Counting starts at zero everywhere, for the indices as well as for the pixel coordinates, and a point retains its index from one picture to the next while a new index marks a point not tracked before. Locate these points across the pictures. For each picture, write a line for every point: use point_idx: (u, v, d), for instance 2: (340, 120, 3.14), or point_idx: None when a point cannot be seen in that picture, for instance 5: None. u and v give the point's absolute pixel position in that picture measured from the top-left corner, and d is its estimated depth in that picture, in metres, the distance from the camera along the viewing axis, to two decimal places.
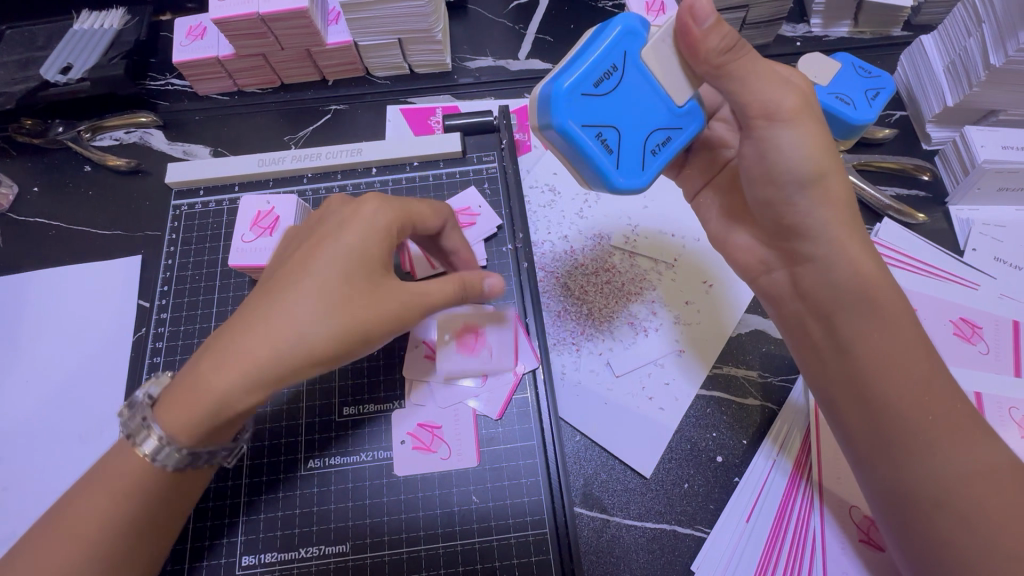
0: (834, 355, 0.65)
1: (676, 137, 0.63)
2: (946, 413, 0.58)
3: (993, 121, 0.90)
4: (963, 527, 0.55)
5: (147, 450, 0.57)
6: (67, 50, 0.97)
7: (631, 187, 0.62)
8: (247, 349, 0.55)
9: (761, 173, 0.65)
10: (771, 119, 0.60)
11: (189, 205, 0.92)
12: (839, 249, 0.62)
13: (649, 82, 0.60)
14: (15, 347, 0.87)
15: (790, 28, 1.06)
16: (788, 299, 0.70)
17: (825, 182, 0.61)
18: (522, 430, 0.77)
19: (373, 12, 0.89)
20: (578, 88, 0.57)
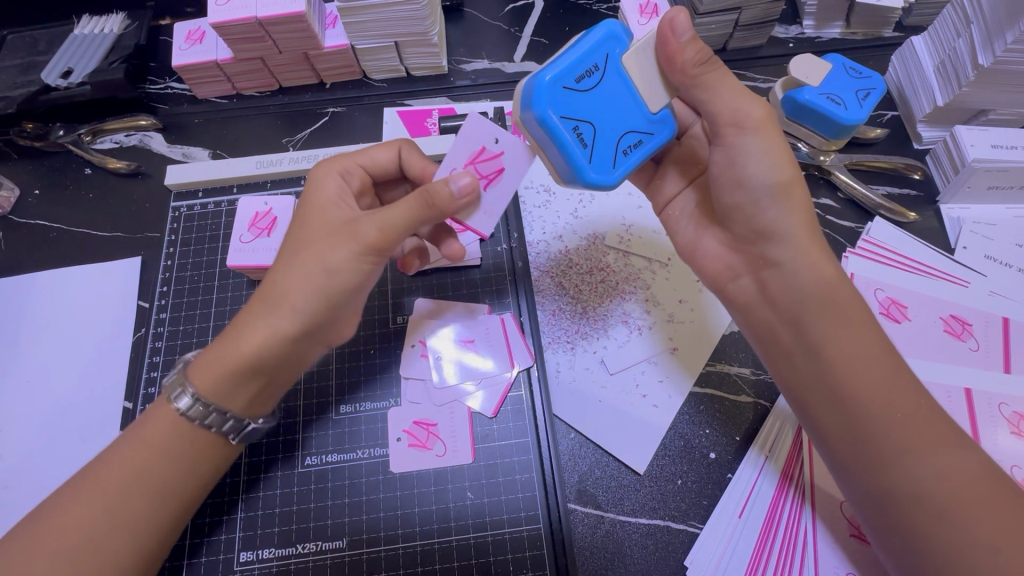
0: (805, 358, 0.65)
1: (648, 142, 0.63)
2: (913, 410, 0.59)
3: (983, 120, 0.91)
4: (944, 524, 0.55)
5: (179, 405, 0.62)
6: (67, 54, 0.99)
7: (602, 183, 0.62)
8: (264, 307, 0.61)
9: (728, 178, 0.66)
10: (740, 127, 0.63)
11: (188, 206, 0.94)
12: (806, 255, 0.64)
13: (627, 86, 0.61)
14: (16, 347, 0.88)
15: (783, 29, 1.07)
16: (756, 307, 0.70)
17: (791, 191, 0.64)
18: (517, 427, 0.78)
19: (369, 16, 0.90)
20: (559, 81, 0.58)
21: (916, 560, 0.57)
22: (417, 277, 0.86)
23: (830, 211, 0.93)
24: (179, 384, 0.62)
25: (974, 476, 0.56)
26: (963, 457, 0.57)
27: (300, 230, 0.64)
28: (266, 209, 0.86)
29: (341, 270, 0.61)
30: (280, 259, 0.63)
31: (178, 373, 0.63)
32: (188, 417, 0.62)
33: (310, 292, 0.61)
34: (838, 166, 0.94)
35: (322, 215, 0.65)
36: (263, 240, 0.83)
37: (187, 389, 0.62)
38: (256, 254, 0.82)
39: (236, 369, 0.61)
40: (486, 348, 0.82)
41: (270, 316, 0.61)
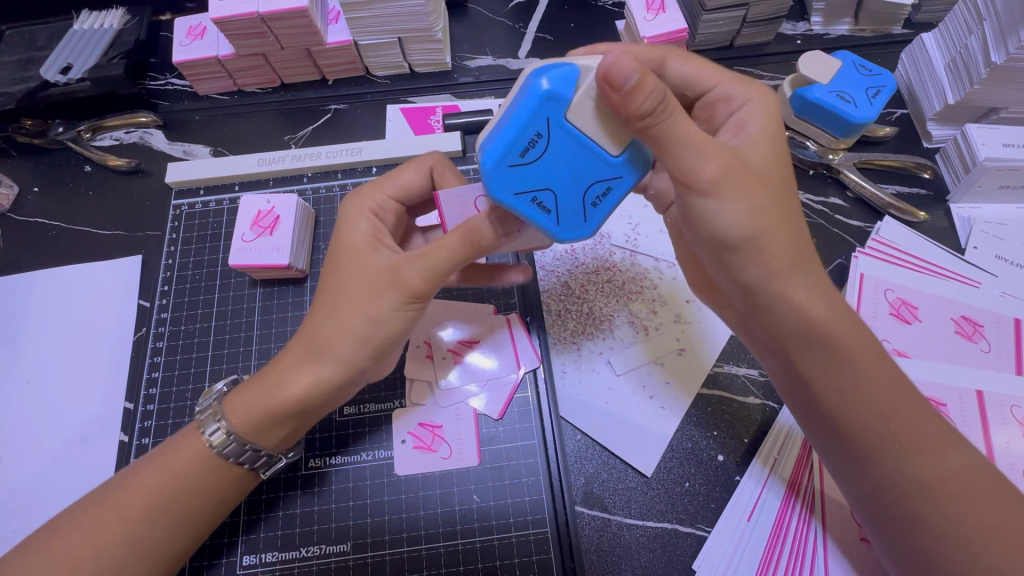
0: (799, 385, 0.63)
1: (618, 186, 0.58)
2: (915, 428, 0.59)
3: (993, 119, 0.90)
4: (949, 543, 0.56)
5: (214, 440, 0.64)
6: (67, 50, 0.97)
7: (575, 237, 0.60)
8: (308, 354, 0.63)
9: (700, 237, 0.60)
10: (694, 190, 0.56)
11: (189, 204, 0.92)
12: (785, 304, 0.59)
13: (579, 139, 0.55)
14: (15, 348, 0.87)
15: (791, 26, 1.06)
16: (748, 332, 0.69)
17: (760, 247, 0.57)
18: (522, 429, 0.77)
19: (373, 11, 0.89)
20: (502, 160, 0.54)
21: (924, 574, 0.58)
22: None
23: (838, 210, 0.92)
24: (215, 418, 0.64)
25: (980, 488, 0.57)
26: (968, 468, 0.58)
27: (337, 276, 0.65)
28: (269, 207, 0.84)
29: (385, 321, 0.62)
30: (316, 307, 0.65)
31: (215, 406, 0.65)
32: (222, 454, 0.64)
33: (354, 342, 0.62)
34: (847, 164, 0.93)
35: (363, 255, 0.66)
36: (266, 238, 0.82)
37: (223, 424, 0.64)
38: (259, 255, 0.81)
39: (276, 412, 0.63)
40: (490, 348, 0.81)
41: (313, 364, 0.63)
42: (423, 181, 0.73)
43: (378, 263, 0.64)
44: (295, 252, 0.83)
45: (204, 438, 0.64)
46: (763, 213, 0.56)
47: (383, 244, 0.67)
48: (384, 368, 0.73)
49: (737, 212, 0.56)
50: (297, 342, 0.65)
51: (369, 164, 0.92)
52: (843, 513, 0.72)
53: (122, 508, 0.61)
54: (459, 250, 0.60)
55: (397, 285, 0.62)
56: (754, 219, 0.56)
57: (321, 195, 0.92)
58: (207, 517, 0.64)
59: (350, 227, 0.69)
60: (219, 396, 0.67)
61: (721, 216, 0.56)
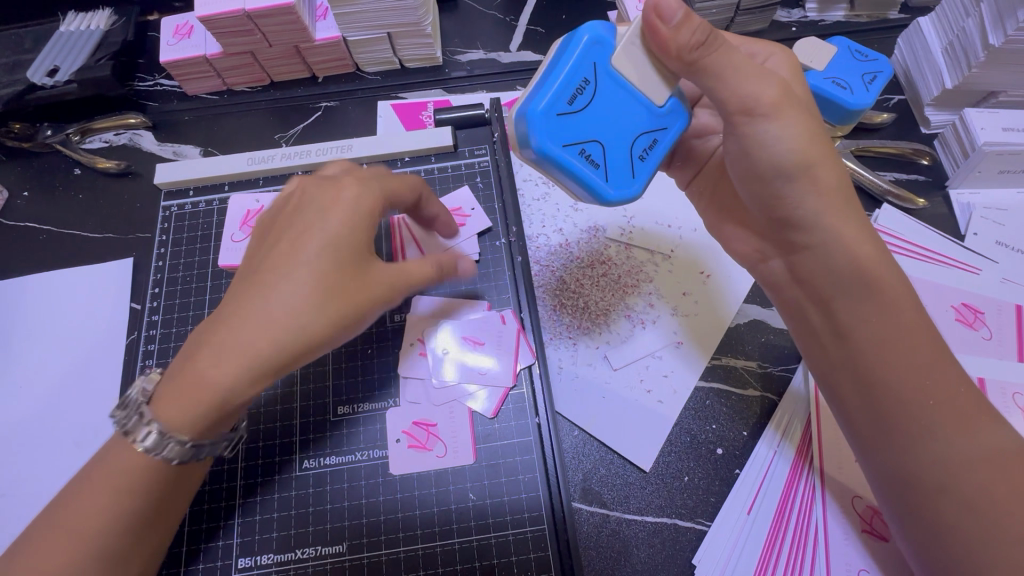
0: (835, 340, 0.63)
1: (662, 138, 0.61)
2: (949, 399, 0.57)
3: (992, 103, 0.89)
4: (966, 513, 0.55)
5: (152, 447, 0.57)
6: (54, 52, 0.96)
7: (625, 197, 0.60)
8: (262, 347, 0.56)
9: (746, 167, 0.63)
10: (750, 114, 0.59)
11: (179, 205, 0.91)
12: (839, 236, 0.60)
13: (624, 88, 0.58)
14: (8, 353, 0.86)
15: (785, 13, 1.04)
16: (786, 285, 0.69)
17: (814, 173, 0.60)
18: (519, 426, 0.76)
19: (361, 7, 0.88)
20: (552, 109, 0.56)
21: (933, 545, 0.57)
22: None
23: None
24: (144, 422, 0.57)
25: (1006, 471, 0.55)
26: (995, 445, 0.56)
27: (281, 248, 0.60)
28: None
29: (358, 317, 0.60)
30: (261, 274, 0.59)
31: (143, 413, 0.57)
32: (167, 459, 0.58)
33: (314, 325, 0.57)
34: (845, 151, 0.91)
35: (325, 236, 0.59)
36: None
37: (154, 429, 0.57)
38: None
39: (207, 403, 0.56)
40: (489, 348, 0.79)
41: (248, 348, 0.56)
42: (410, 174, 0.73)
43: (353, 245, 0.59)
44: None
45: (141, 446, 0.57)
46: (817, 139, 0.59)
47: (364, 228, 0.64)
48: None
49: (791, 135, 0.58)
50: (242, 324, 0.56)
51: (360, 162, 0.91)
52: (842, 505, 0.72)
53: None
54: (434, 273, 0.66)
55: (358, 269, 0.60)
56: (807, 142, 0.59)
57: None
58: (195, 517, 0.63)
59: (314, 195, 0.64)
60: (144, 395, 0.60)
61: (776, 141, 0.59)
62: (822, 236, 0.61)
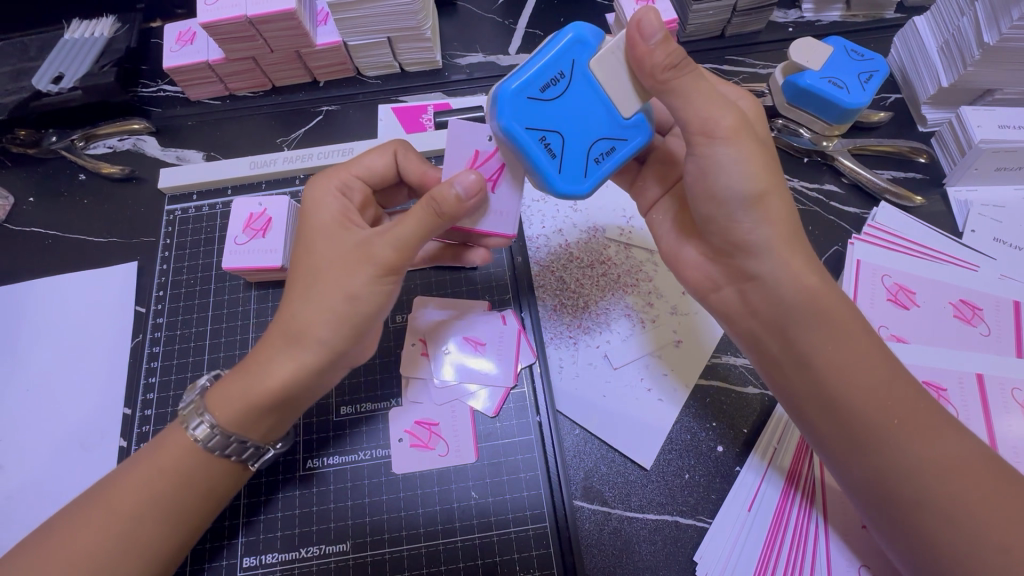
0: (797, 370, 0.62)
1: (620, 148, 0.61)
2: (913, 416, 0.57)
3: (988, 100, 0.89)
4: (951, 525, 0.54)
5: (198, 435, 0.62)
6: (59, 60, 0.98)
7: (574, 192, 0.62)
8: (286, 341, 0.62)
9: (702, 191, 0.63)
10: (710, 137, 0.60)
11: (182, 209, 0.93)
12: (786, 267, 0.61)
13: (595, 92, 0.59)
14: (14, 357, 0.87)
15: (782, 14, 1.05)
16: (738, 317, 0.68)
17: (767, 203, 0.60)
18: (520, 425, 0.77)
19: (362, 11, 0.89)
20: (523, 91, 0.57)
21: (926, 560, 0.56)
22: (410, 276, 0.85)
23: (834, 196, 0.92)
24: (198, 413, 0.62)
25: (981, 479, 0.54)
26: (967, 452, 0.56)
27: (312, 258, 0.64)
28: (261, 209, 0.85)
29: (361, 296, 0.62)
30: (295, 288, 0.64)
31: (197, 401, 0.63)
32: (208, 447, 0.62)
33: (335, 323, 0.62)
34: (842, 151, 0.92)
35: (337, 237, 0.65)
36: (258, 241, 0.83)
37: (206, 419, 0.62)
38: (249, 254, 0.82)
39: (265, 403, 0.62)
40: (493, 352, 0.80)
41: (304, 352, 0.61)
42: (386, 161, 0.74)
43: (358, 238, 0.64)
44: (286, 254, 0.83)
45: (187, 433, 0.63)
46: (770, 167, 0.60)
47: (354, 225, 0.66)
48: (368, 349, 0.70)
49: (745, 162, 0.59)
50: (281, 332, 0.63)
51: None
52: (843, 502, 0.72)
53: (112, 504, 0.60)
54: (429, 225, 0.61)
55: (370, 260, 0.62)
56: (762, 172, 0.60)
57: None
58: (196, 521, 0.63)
59: (319, 206, 0.68)
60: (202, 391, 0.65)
61: (732, 167, 0.60)
62: (773, 266, 0.61)
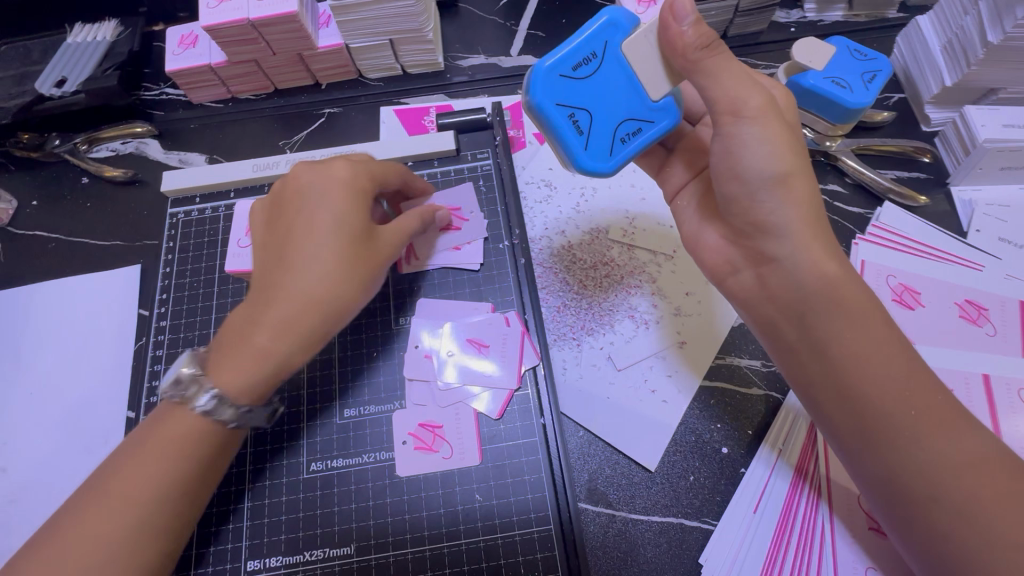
0: (812, 358, 0.62)
1: (647, 130, 0.63)
2: (929, 408, 0.56)
3: (992, 99, 0.89)
4: (962, 521, 0.53)
5: (203, 406, 0.61)
6: (62, 63, 0.98)
7: (597, 171, 0.64)
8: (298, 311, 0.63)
9: (726, 170, 0.63)
10: (737, 115, 0.60)
11: (185, 212, 0.92)
12: (804, 248, 0.61)
13: (626, 73, 0.62)
14: (18, 360, 0.87)
15: (784, 14, 1.05)
16: (755, 304, 0.67)
17: (792, 183, 0.60)
18: (524, 426, 0.77)
19: (364, 14, 0.89)
20: (556, 69, 0.61)
21: (936, 556, 0.55)
22: (412, 277, 0.85)
23: (838, 197, 0.91)
24: (196, 381, 0.62)
25: (994, 476, 0.54)
26: (981, 450, 0.55)
27: (312, 224, 0.66)
28: None
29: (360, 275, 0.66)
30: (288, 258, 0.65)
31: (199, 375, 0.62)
32: (215, 417, 0.61)
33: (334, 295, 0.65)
34: (845, 151, 0.92)
35: (325, 215, 0.66)
36: None
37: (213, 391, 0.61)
38: None
39: (262, 370, 0.62)
40: (497, 354, 0.79)
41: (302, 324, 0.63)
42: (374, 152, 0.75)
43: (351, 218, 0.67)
44: None
45: (195, 407, 0.61)
46: (798, 149, 0.61)
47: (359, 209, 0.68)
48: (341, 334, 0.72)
49: (768, 142, 0.59)
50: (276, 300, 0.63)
51: None
52: (849, 505, 0.71)
53: None
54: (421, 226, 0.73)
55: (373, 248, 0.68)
56: (786, 155, 0.60)
57: None
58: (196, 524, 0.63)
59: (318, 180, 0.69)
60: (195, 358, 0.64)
61: (755, 144, 0.60)
62: (791, 246, 0.61)
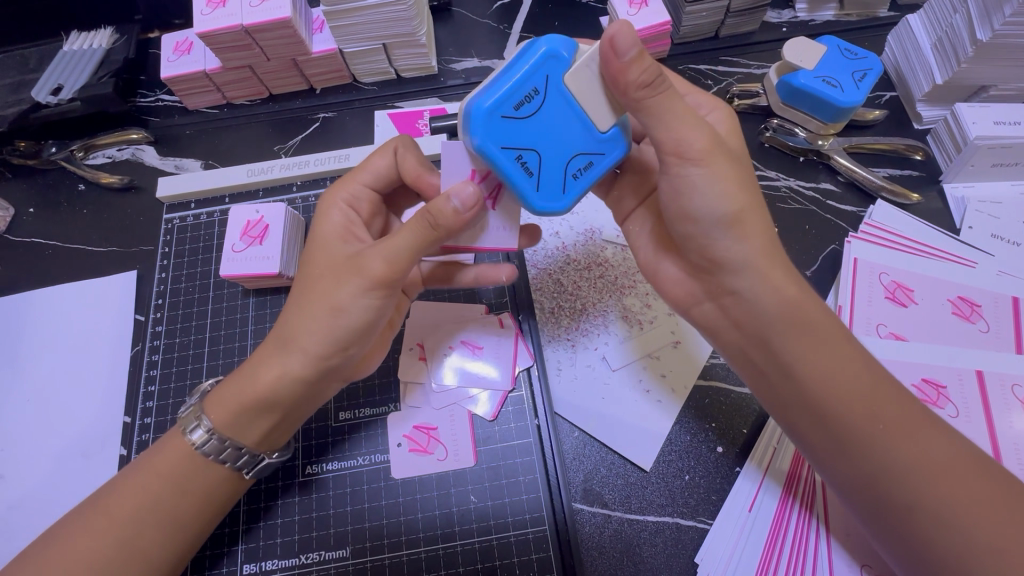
0: (782, 379, 0.62)
1: (598, 163, 0.60)
2: (898, 420, 0.57)
3: (984, 97, 0.89)
4: (945, 529, 0.53)
5: (194, 439, 0.63)
6: (57, 71, 0.99)
7: (550, 211, 0.61)
8: (277, 347, 0.63)
9: (679, 210, 0.62)
10: (682, 158, 0.59)
11: (181, 217, 0.94)
12: (764, 284, 0.60)
13: (569, 108, 0.58)
14: (15, 366, 0.88)
15: (776, 14, 1.05)
16: (724, 332, 0.67)
17: (745, 221, 0.59)
18: (519, 428, 0.77)
19: (357, 19, 0.89)
20: (496, 109, 0.55)
21: (922, 563, 0.55)
22: None
23: (831, 195, 0.92)
24: (195, 416, 0.64)
25: (970, 478, 0.54)
26: (953, 454, 0.55)
27: (308, 265, 0.66)
28: (258, 217, 0.85)
29: (347, 308, 0.62)
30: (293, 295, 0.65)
31: (195, 405, 0.65)
32: (203, 452, 0.63)
33: (320, 333, 0.62)
34: (838, 149, 0.92)
35: (328, 246, 0.67)
36: (256, 248, 0.84)
37: (203, 423, 0.63)
38: (248, 264, 0.83)
39: (254, 407, 0.63)
40: (492, 356, 0.80)
41: (288, 360, 0.62)
42: (387, 162, 0.73)
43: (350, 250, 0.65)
44: (285, 260, 0.85)
45: (186, 437, 0.64)
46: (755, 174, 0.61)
47: (355, 235, 0.68)
48: (363, 362, 0.72)
49: (718, 183, 0.58)
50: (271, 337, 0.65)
51: None
52: (844, 504, 0.71)
53: (111, 511, 0.61)
54: (428, 237, 0.59)
55: (362, 270, 0.61)
56: (739, 194, 0.59)
57: (310, 203, 0.94)
58: (191, 531, 0.64)
59: (323, 215, 0.69)
60: (202, 396, 0.67)
61: (703, 189, 0.59)
62: (752, 280, 0.61)
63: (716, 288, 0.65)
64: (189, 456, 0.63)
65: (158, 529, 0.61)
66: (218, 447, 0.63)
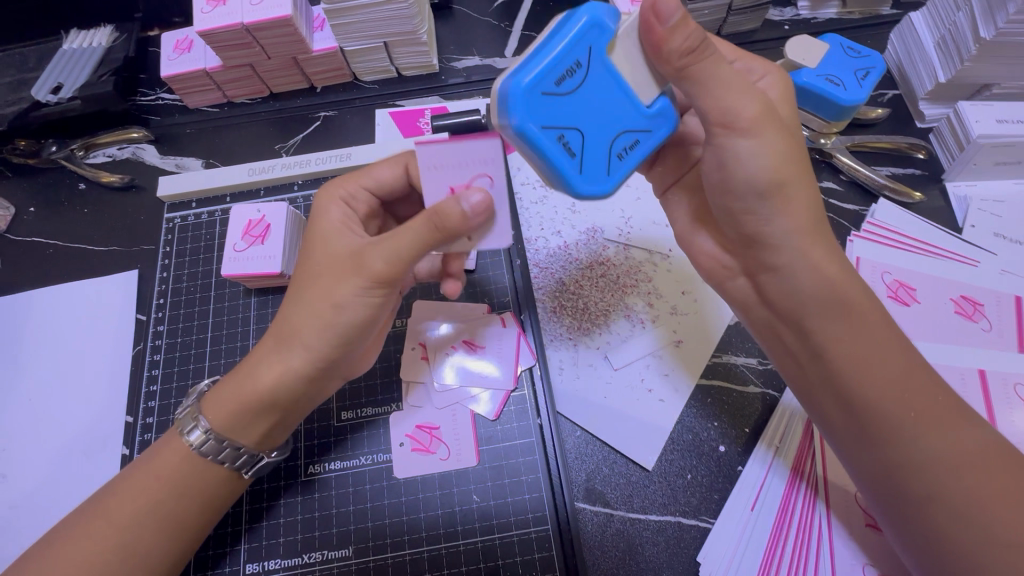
0: (811, 361, 0.63)
1: (646, 140, 0.56)
2: (928, 406, 0.57)
3: (987, 95, 0.89)
4: (961, 520, 0.54)
5: (191, 439, 0.63)
6: (57, 70, 0.98)
7: (593, 194, 0.55)
8: (277, 342, 0.63)
9: (720, 180, 0.62)
10: (728, 127, 0.58)
11: (181, 216, 0.94)
12: (805, 253, 0.60)
13: (614, 82, 0.53)
14: (17, 366, 0.87)
15: (777, 12, 1.05)
16: (755, 307, 0.68)
17: (787, 192, 0.59)
18: (521, 427, 0.77)
19: (358, 17, 0.89)
20: (538, 85, 0.49)
21: (935, 554, 0.56)
22: None
23: (833, 193, 0.92)
24: (192, 418, 0.64)
25: (991, 472, 0.54)
26: (977, 447, 0.55)
27: (310, 260, 0.65)
28: (259, 216, 0.85)
29: (347, 307, 0.62)
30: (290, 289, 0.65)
31: (193, 407, 0.65)
32: (202, 452, 0.63)
33: (321, 329, 0.62)
34: (840, 148, 0.92)
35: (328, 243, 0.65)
36: (257, 248, 0.84)
37: (201, 424, 0.63)
38: (250, 264, 0.82)
39: (252, 403, 0.63)
40: (494, 355, 0.80)
41: (288, 356, 0.63)
42: (396, 173, 0.72)
43: (348, 245, 0.64)
44: (286, 260, 0.84)
45: (184, 438, 0.64)
46: (791, 160, 0.58)
47: (354, 231, 0.67)
48: (363, 359, 0.73)
49: (767, 154, 0.57)
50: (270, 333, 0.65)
51: (359, 170, 0.95)
52: (846, 503, 0.71)
53: (114, 513, 0.61)
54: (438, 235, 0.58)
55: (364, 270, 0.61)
56: (780, 164, 0.58)
57: (311, 201, 0.94)
58: (193, 533, 0.64)
59: (321, 215, 0.68)
60: (198, 399, 0.67)
61: (751, 158, 0.58)
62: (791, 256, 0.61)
63: (755, 265, 0.65)
64: (192, 457, 0.63)
65: (162, 532, 0.61)
66: (216, 447, 0.63)
